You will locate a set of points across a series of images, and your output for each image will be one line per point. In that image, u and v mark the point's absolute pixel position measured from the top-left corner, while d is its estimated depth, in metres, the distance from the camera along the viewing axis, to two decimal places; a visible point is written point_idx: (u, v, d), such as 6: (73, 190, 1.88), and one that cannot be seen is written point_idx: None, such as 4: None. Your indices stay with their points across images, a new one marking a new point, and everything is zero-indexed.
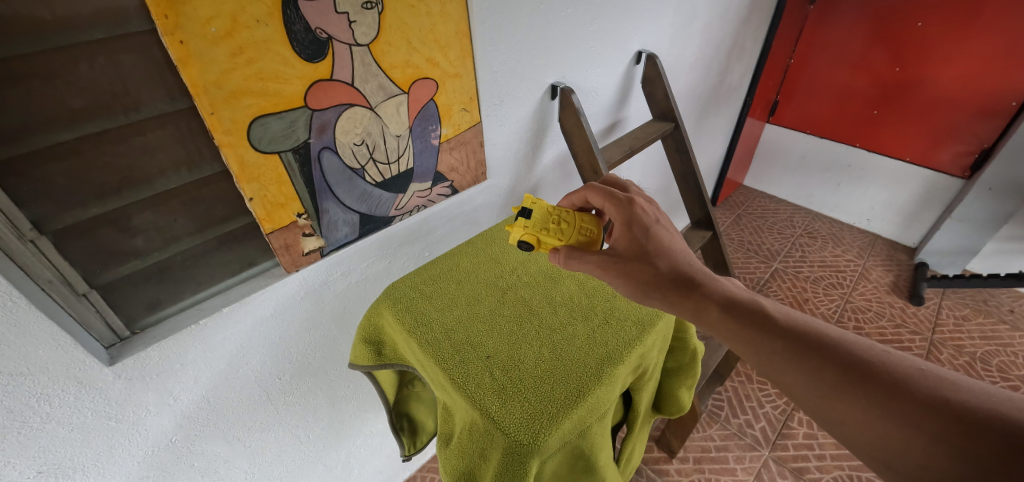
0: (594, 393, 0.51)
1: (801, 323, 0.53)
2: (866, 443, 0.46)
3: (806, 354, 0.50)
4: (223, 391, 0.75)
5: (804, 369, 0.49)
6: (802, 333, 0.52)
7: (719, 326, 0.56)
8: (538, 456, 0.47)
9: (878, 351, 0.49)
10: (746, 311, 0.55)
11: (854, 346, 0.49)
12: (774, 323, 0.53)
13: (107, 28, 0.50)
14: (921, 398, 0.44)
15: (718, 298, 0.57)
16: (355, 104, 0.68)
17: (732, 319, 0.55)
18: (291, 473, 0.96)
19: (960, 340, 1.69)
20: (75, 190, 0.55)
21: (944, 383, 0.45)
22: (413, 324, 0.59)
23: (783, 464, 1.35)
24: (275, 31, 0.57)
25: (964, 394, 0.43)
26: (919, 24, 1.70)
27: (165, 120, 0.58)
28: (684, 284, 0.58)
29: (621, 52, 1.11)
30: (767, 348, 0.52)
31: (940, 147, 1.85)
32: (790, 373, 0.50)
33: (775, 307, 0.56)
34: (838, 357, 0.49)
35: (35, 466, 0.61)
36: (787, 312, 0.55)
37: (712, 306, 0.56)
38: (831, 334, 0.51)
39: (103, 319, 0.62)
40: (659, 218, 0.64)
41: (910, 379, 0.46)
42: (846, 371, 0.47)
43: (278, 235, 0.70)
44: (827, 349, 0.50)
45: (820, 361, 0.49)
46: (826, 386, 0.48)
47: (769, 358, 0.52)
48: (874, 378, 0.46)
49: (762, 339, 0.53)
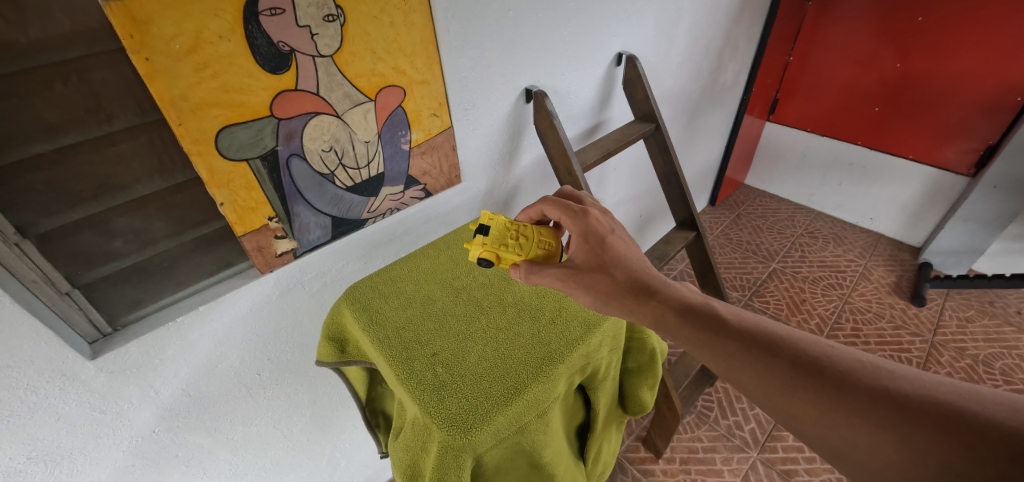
0: (531, 391, 0.53)
1: (752, 324, 0.55)
2: (821, 436, 0.48)
3: (760, 354, 0.51)
4: (202, 386, 0.80)
5: (758, 369, 0.51)
6: (754, 334, 0.53)
7: (678, 332, 0.56)
8: (470, 452, 0.49)
9: (823, 347, 0.51)
10: (703, 316, 0.56)
11: (801, 344, 0.51)
12: (729, 325, 0.55)
13: (79, 47, 0.54)
14: (866, 389, 0.46)
15: (675, 303, 0.58)
16: (321, 112, 0.71)
17: (689, 323, 0.56)
18: (275, 465, 1.01)
19: (963, 342, 1.65)
20: (54, 197, 0.59)
21: (881, 372, 0.47)
22: (366, 322, 0.62)
23: (770, 466, 1.34)
24: (238, 46, 0.60)
25: (900, 382, 0.46)
26: (920, 18, 1.66)
27: (137, 131, 0.62)
28: (641, 290, 0.59)
29: (599, 54, 1.12)
30: (724, 350, 0.53)
31: (945, 145, 1.80)
32: (746, 374, 0.51)
33: (727, 309, 0.57)
34: (789, 355, 0.50)
35: (24, 453, 0.66)
36: (739, 314, 0.56)
37: (670, 312, 0.57)
38: (780, 333, 0.53)
39: (86, 315, 0.66)
40: (614, 227, 0.65)
41: (852, 372, 0.48)
42: (795, 368, 0.49)
43: (251, 237, 0.73)
44: (778, 348, 0.51)
45: (771, 360, 0.50)
46: (779, 384, 0.49)
47: (725, 360, 0.53)
48: (821, 373, 0.48)
49: (717, 343, 0.54)
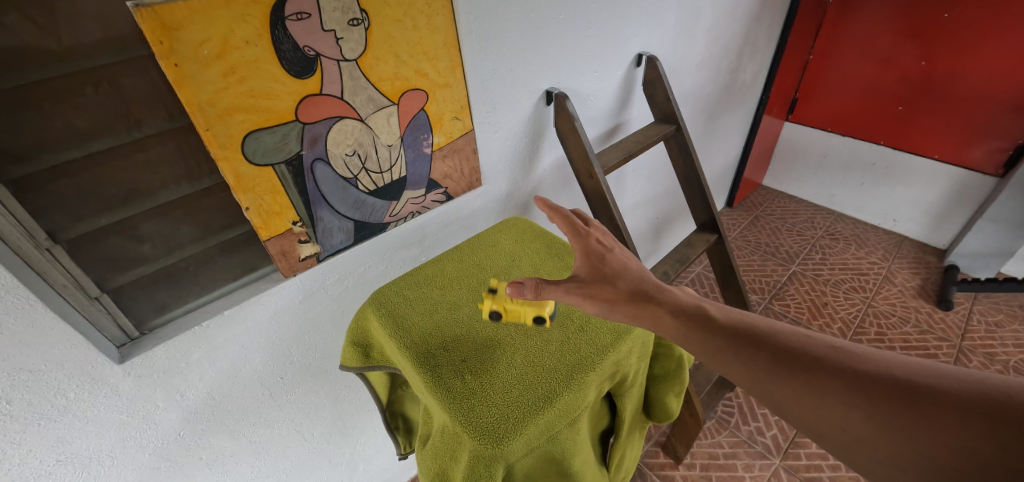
0: (563, 399, 0.52)
1: (738, 318, 0.55)
2: (804, 420, 0.49)
3: (746, 347, 0.52)
4: (226, 389, 0.80)
5: (744, 361, 0.51)
6: (740, 329, 0.54)
7: (671, 332, 0.55)
8: (502, 461, 0.49)
9: (803, 336, 0.52)
10: (694, 314, 0.56)
11: (781, 335, 0.52)
12: (717, 323, 0.55)
13: (110, 54, 0.55)
14: (838, 371, 0.47)
15: (670, 306, 0.56)
16: (345, 117, 0.71)
17: (682, 323, 0.55)
18: (296, 467, 1.01)
19: (992, 347, 1.60)
20: (85, 202, 0.60)
21: (855, 356, 0.48)
22: (392, 328, 0.61)
23: (794, 474, 1.31)
24: (264, 51, 0.60)
25: (872, 364, 0.47)
26: (945, 15, 1.62)
27: (165, 136, 0.62)
28: (640, 297, 0.57)
29: (620, 56, 1.11)
30: (713, 346, 0.54)
31: (973, 144, 1.75)
32: (733, 366, 0.52)
33: (714, 305, 0.58)
34: (771, 347, 0.51)
35: (54, 455, 0.67)
36: (724, 309, 0.57)
37: (667, 314, 0.55)
38: (764, 326, 0.54)
39: (114, 320, 0.66)
40: (613, 247, 0.62)
41: (826, 358, 0.49)
42: (778, 359, 0.50)
43: (276, 242, 0.73)
44: (762, 341, 0.52)
45: (755, 352, 0.51)
46: (764, 373, 0.50)
47: (714, 354, 0.54)
48: (802, 361, 0.49)
49: (705, 338, 0.54)
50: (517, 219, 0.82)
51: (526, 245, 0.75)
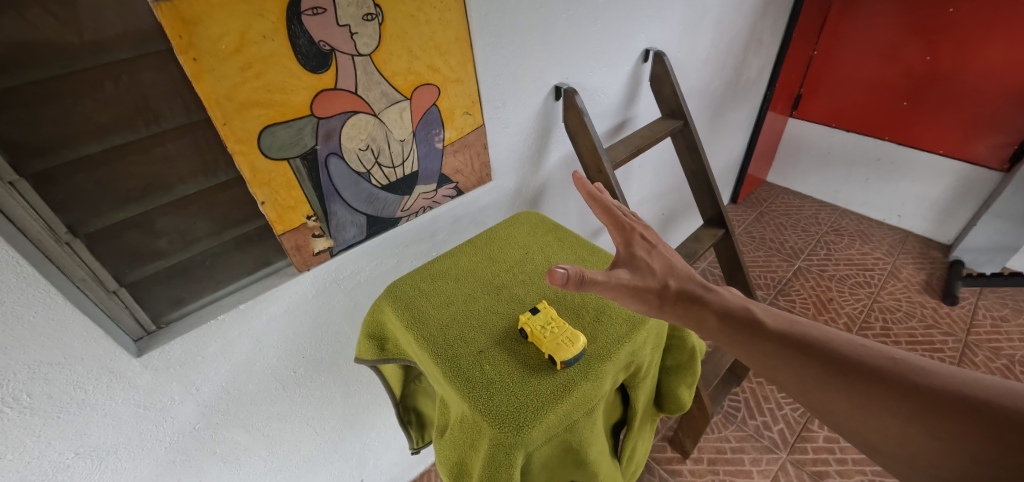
0: (581, 388, 0.52)
1: (788, 325, 0.56)
2: (854, 428, 0.49)
3: (794, 352, 0.53)
4: (241, 383, 0.80)
5: (793, 367, 0.52)
6: (789, 335, 0.54)
7: (718, 334, 0.57)
8: (523, 449, 0.49)
9: (856, 344, 0.52)
10: (743, 319, 0.57)
11: (833, 342, 0.52)
12: (765, 327, 0.56)
13: (129, 49, 0.55)
14: (891, 381, 0.47)
15: (717, 308, 0.58)
16: (359, 111, 0.71)
17: (729, 326, 0.57)
18: (308, 461, 1.01)
19: (998, 342, 1.60)
20: (104, 197, 0.60)
21: (913, 368, 0.48)
22: (409, 319, 0.62)
23: (801, 468, 1.31)
24: (281, 46, 0.60)
25: (929, 377, 0.46)
26: (950, 10, 1.62)
27: (182, 131, 0.62)
28: (686, 297, 0.59)
29: (628, 51, 1.11)
30: (761, 350, 0.55)
31: (978, 139, 1.75)
32: (783, 372, 0.53)
33: (766, 311, 0.58)
34: (821, 354, 0.52)
35: (72, 448, 0.68)
36: (778, 316, 0.57)
37: (712, 316, 0.58)
38: (814, 333, 0.54)
39: (131, 313, 0.67)
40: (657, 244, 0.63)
41: (883, 369, 0.48)
42: (828, 367, 0.51)
43: (290, 236, 0.74)
44: (811, 347, 0.53)
45: (804, 360, 0.52)
46: (813, 378, 0.51)
47: (761, 359, 0.55)
48: (852, 369, 0.49)
49: (754, 344, 0.55)
50: (529, 213, 0.82)
51: (539, 238, 0.76)
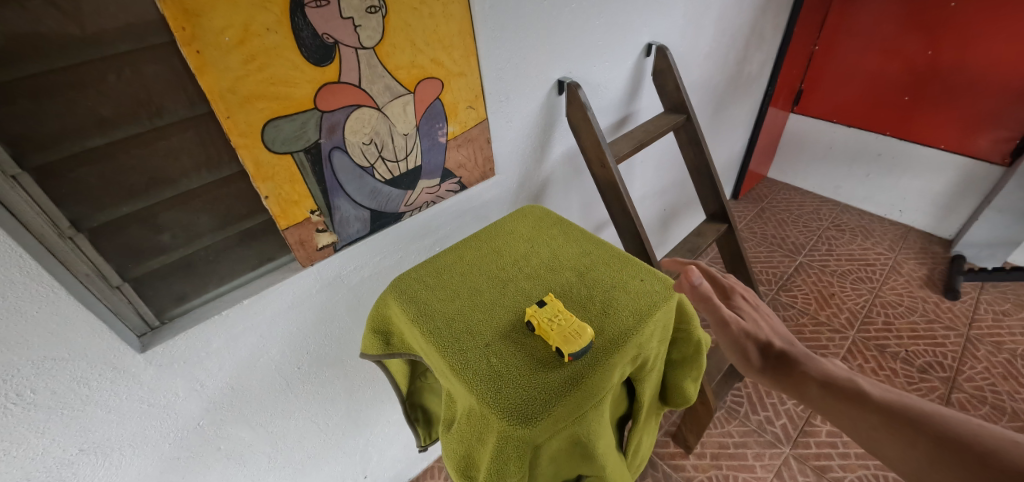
0: (589, 381, 0.52)
1: (895, 399, 0.53)
2: None
3: (897, 426, 0.51)
4: (245, 379, 0.80)
5: (898, 442, 0.50)
6: (894, 409, 0.52)
7: (821, 402, 0.58)
8: (531, 442, 0.49)
9: (975, 426, 0.47)
10: (847, 390, 0.57)
11: (947, 420, 0.48)
12: (868, 398, 0.55)
13: (132, 41, 0.55)
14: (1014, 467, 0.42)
15: (818, 376, 0.60)
16: (362, 105, 0.71)
17: (830, 395, 0.57)
18: (312, 457, 1.01)
19: (1000, 336, 1.61)
20: (107, 191, 0.60)
21: None
22: (416, 313, 0.62)
23: (804, 462, 1.32)
24: (284, 38, 0.60)
25: None
26: (952, 4, 1.62)
27: (185, 125, 0.62)
28: (786, 363, 0.63)
29: (630, 45, 1.10)
30: (864, 423, 0.53)
31: (979, 133, 1.75)
32: (886, 447, 0.50)
33: (876, 385, 0.56)
34: (930, 431, 0.48)
35: (77, 444, 0.67)
36: (887, 391, 0.55)
37: (813, 384, 0.60)
38: (926, 409, 0.51)
39: (135, 308, 0.67)
40: (756, 303, 0.71)
41: (1006, 453, 0.43)
42: (937, 444, 0.47)
43: (294, 231, 0.74)
44: (919, 424, 0.50)
45: (912, 434, 0.49)
46: (920, 457, 0.48)
47: (862, 431, 0.53)
48: (967, 451, 0.45)
49: (857, 415, 0.54)
50: (533, 207, 0.82)
51: (544, 231, 0.75)
